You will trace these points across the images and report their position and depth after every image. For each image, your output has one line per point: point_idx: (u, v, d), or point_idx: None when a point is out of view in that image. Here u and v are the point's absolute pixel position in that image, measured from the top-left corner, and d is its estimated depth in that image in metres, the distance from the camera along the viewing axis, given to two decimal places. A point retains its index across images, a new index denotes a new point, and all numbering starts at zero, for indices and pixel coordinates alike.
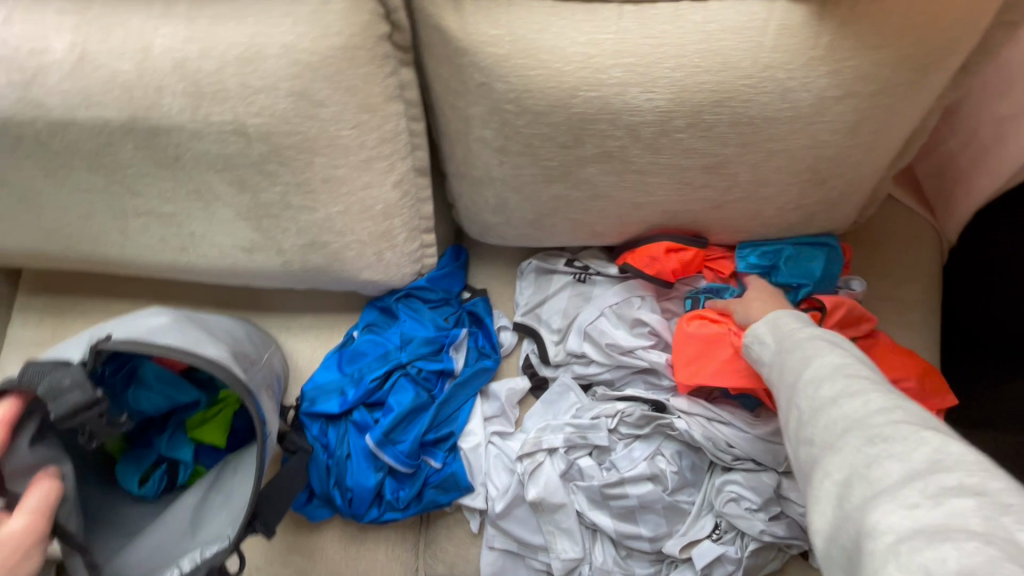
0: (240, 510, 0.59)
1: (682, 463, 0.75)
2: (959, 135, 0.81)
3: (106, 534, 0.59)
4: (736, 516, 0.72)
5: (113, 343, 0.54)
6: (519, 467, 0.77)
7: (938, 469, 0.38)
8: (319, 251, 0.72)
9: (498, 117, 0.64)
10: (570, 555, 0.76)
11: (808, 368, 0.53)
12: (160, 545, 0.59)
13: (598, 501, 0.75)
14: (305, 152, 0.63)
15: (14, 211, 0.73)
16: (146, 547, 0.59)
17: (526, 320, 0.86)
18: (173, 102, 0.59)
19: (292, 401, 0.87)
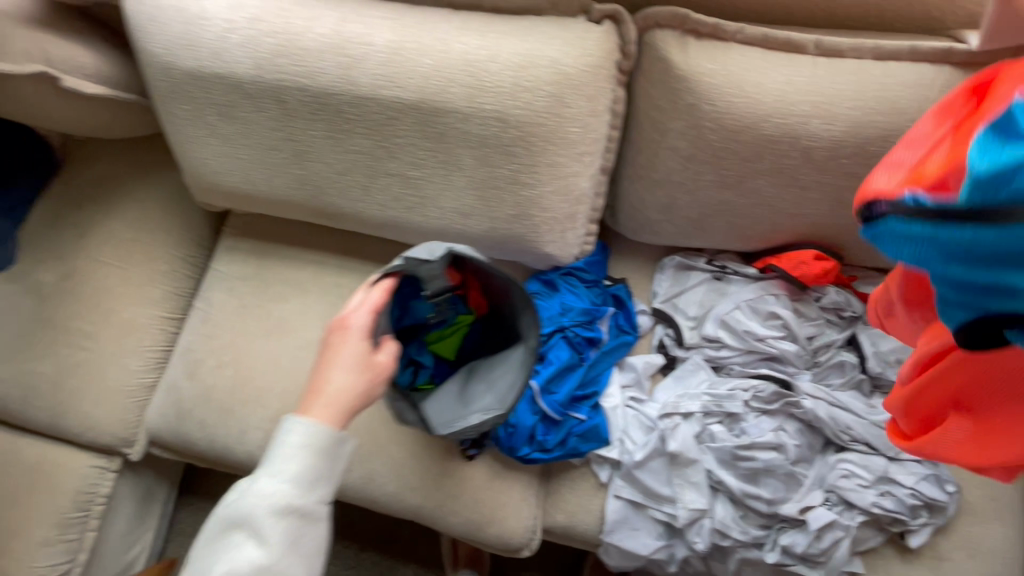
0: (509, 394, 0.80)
1: (802, 439, 0.88)
2: None
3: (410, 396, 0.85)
4: (848, 488, 0.85)
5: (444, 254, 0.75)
6: (659, 425, 0.91)
7: None
8: (522, 222, 0.89)
9: (695, 131, 0.80)
10: (695, 507, 0.89)
11: None
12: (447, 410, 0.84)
13: (727, 461, 0.88)
14: (543, 141, 0.80)
15: (285, 162, 0.92)
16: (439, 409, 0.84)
17: (663, 307, 1.01)
18: (456, 91, 0.77)
19: None
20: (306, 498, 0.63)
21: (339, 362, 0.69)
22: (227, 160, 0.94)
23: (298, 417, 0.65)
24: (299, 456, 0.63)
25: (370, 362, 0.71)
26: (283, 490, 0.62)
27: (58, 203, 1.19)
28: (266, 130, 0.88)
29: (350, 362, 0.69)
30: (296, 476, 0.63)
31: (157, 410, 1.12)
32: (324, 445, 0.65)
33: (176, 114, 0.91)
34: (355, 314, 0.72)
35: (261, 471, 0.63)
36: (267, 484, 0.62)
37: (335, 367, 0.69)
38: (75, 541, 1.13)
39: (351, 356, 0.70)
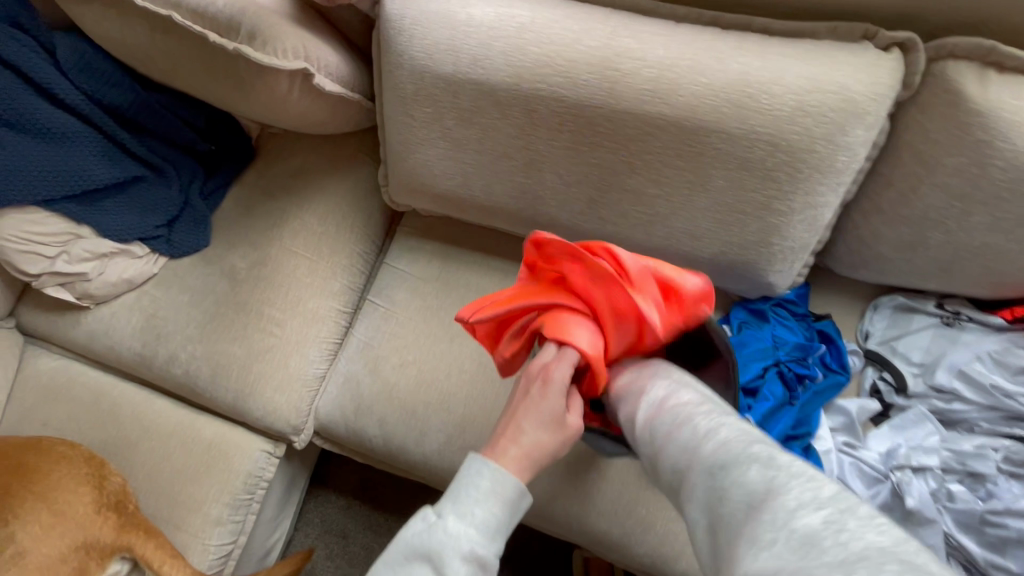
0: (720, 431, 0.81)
1: None
2: None
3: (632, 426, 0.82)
4: None
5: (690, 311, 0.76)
6: (891, 477, 0.85)
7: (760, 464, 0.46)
8: (760, 249, 0.85)
9: (978, 169, 0.75)
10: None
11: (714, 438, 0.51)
12: None
13: (969, 525, 0.82)
14: (812, 168, 0.76)
15: (513, 170, 0.92)
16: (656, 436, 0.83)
17: (879, 349, 0.95)
18: (728, 111, 0.75)
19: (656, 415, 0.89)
20: (490, 551, 0.55)
21: (527, 414, 0.64)
22: (449, 164, 0.96)
23: (481, 460, 0.60)
24: (486, 504, 0.57)
25: (561, 422, 0.65)
26: (469, 535, 0.55)
27: (252, 192, 1.25)
28: (503, 138, 0.89)
29: (543, 418, 0.64)
30: (482, 523, 0.56)
31: (332, 401, 1.13)
32: (509, 496, 0.58)
33: (412, 116, 0.93)
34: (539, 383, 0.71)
35: (442, 511, 0.57)
36: (454, 526, 0.55)
37: (526, 419, 0.64)
38: (239, 523, 1.13)
39: (533, 411, 0.64)
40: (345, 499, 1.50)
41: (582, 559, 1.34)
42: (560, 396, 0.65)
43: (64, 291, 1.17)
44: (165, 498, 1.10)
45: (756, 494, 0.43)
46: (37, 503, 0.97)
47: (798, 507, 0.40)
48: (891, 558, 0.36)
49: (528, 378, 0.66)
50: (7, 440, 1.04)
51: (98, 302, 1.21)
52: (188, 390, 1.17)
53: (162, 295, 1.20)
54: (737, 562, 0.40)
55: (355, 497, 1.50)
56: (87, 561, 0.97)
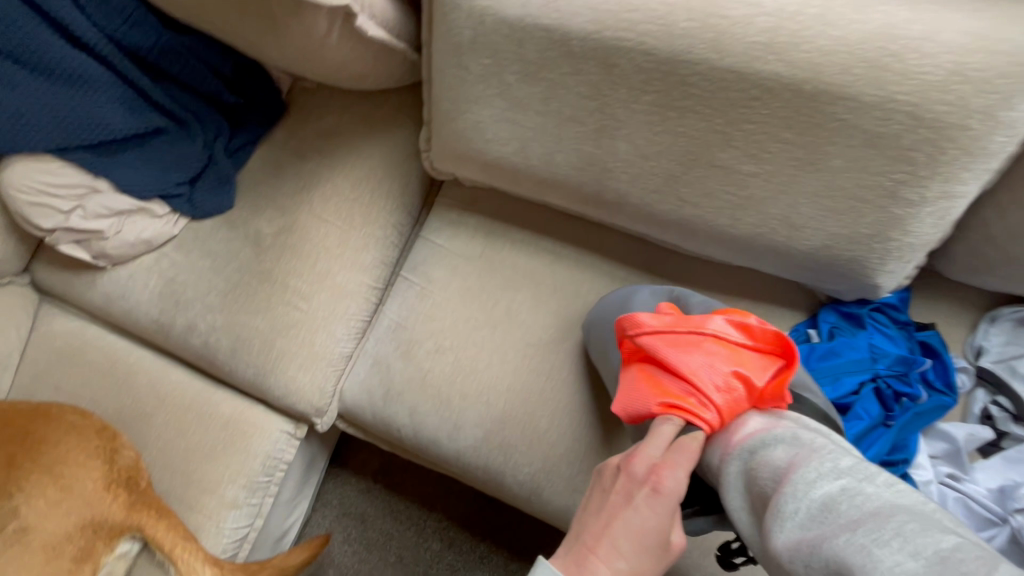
0: None
1: None
2: None
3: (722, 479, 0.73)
4: None
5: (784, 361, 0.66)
6: (1010, 521, 0.73)
7: (834, 454, 0.49)
8: (874, 245, 0.72)
9: None
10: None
11: (795, 432, 0.54)
12: None
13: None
14: (959, 149, 0.62)
15: (581, 136, 0.79)
16: None
17: (994, 369, 0.82)
18: (863, 73, 0.61)
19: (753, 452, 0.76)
20: None
21: (623, 530, 0.52)
22: (506, 126, 0.83)
23: None
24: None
25: (664, 546, 0.53)
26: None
27: (281, 152, 1.14)
28: (573, 98, 0.76)
29: (645, 539, 0.52)
30: None
31: (359, 384, 1.04)
32: None
33: (467, 68, 0.80)
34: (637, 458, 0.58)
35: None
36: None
37: (624, 540, 0.52)
38: (256, 506, 1.06)
39: (632, 529, 0.52)
40: (365, 483, 1.43)
41: None
42: (669, 512, 0.53)
43: (79, 249, 1.09)
44: (179, 476, 1.04)
45: (778, 473, 0.50)
46: (44, 476, 0.91)
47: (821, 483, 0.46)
48: (905, 515, 0.41)
49: (636, 483, 0.54)
50: (17, 405, 0.97)
51: (115, 263, 1.13)
52: (206, 363, 1.09)
53: (182, 259, 1.11)
54: (771, 531, 0.47)
55: (376, 481, 1.43)
56: (95, 540, 0.91)
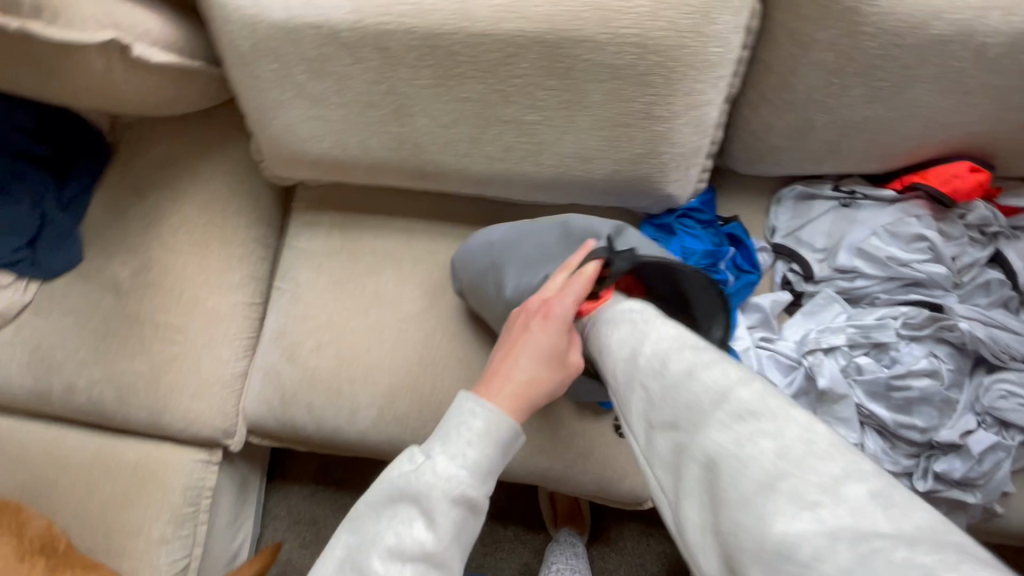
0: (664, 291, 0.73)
1: (955, 363, 0.84)
2: None
3: None
4: (1007, 409, 0.82)
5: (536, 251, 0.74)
6: (804, 362, 0.88)
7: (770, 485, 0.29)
8: (650, 160, 0.83)
9: (848, 39, 0.73)
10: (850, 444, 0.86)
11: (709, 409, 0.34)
12: None
13: (878, 393, 0.85)
14: (684, 65, 0.73)
15: (384, 119, 0.84)
16: None
17: (785, 242, 0.97)
18: (591, 16, 0.70)
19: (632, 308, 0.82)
20: (479, 496, 0.55)
21: (527, 350, 0.63)
22: (315, 124, 0.87)
23: (477, 398, 0.58)
24: (479, 444, 0.56)
25: (563, 361, 0.63)
26: (461, 479, 0.54)
27: (119, 192, 1.12)
28: (364, 85, 0.81)
29: (542, 355, 0.63)
30: (474, 464, 0.55)
31: (256, 397, 1.07)
32: (504, 440, 0.57)
33: (259, 76, 0.83)
34: (565, 299, 0.65)
35: (428, 450, 0.56)
36: (445, 465, 0.54)
37: (525, 353, 0.63)
38: (189, 537, 1.09)
39: (532, 347, 0.63)
40: (308, 488, 1.48)
41: (549, 494, 1.38)
42: (563, 331, 0.64)
43: None
44: (100, 529, 1.05)
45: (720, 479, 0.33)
46: None
47: (797, 446, 0.30)
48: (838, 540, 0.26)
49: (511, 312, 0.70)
50: None
51: None
52: (97, 417, 1.08)
53: (44, 322, 1.09)
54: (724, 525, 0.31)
55: (318, 483, 1.48)
56: None
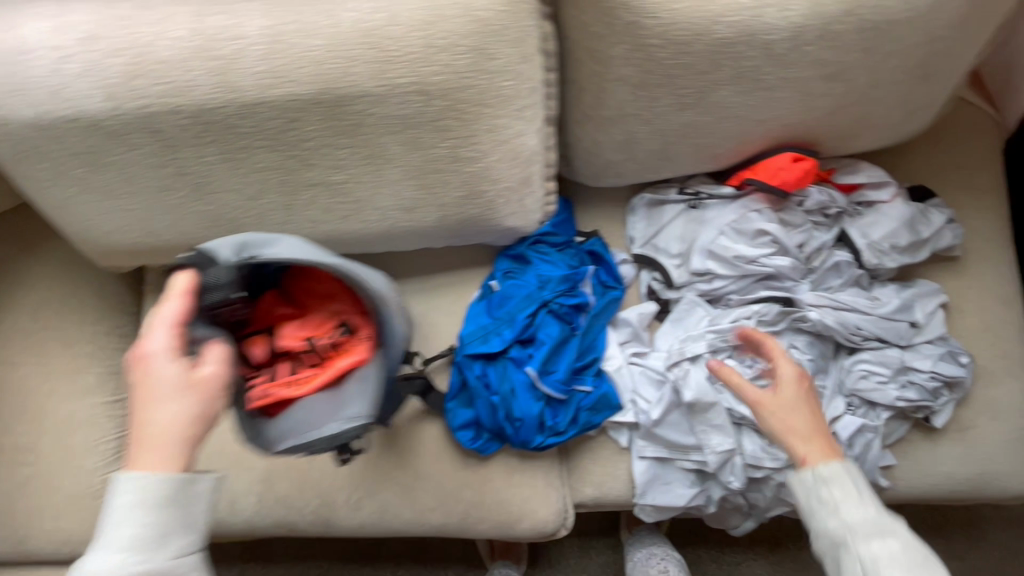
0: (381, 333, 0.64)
1: (814, 352, 0.84)
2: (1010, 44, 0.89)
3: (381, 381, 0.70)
4: (868, 389, 0.83)
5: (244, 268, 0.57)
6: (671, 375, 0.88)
7: None
8: (475, 201, 0.79)
9: (640, 53, 0.70)
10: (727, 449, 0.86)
11: None
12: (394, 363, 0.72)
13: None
14: (476, 105, 0.69)
15: (186, 201, 0.78)
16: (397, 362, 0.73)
17: (644, 251, 0.95)
18: (362, 71, 0.65)
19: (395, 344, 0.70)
20: (147, 567, 0.51)
21: (148, 396, 0.53)
22: (114, 216, 0.80)
23: (122, 474, 0.52)
24: (127, 520, 0.51)
25: (190, 382, 0.54)
26: (113, 565, 0.50)
27: None
28: (151, 171, 0.74)
29: (165, 391, 0.53)
30: (130, 540, 0.51)
31: None
32: (164, 495, 0.52)
33: (34, 176, 0.75)
34: (149, 336, 0.54)
35: (91, 546, 0.51)
36: (98, 560, 0.50)
37: (148, 404, 0.53)
38: None
39: (155, 391, 0.53)
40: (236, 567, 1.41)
41: None
42: (174, 356, 0.54)
43: None
44: None
45: None
46: None
47: None
48: None
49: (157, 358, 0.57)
50: None
51: None
52: None
53: None
54: None
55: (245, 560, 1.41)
56: None
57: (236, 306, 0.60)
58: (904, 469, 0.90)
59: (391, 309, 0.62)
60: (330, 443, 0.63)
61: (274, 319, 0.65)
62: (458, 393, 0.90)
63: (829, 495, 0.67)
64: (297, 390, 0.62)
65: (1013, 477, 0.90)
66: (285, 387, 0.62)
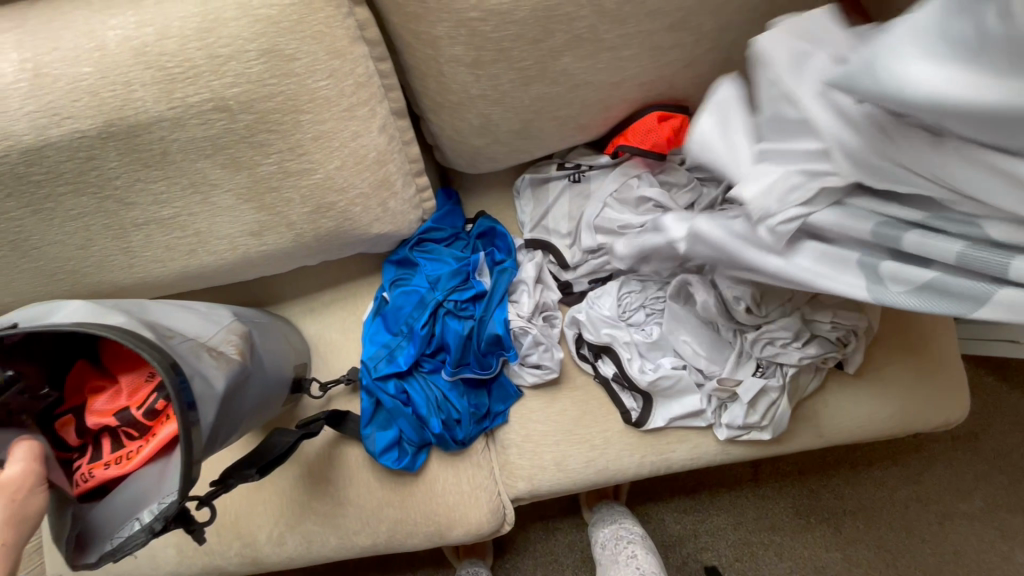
0: (202, 384, 0.52)
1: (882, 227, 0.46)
2: None
3: (227, 426, 0.59)
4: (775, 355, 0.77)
5: (21, 330, 0.50)
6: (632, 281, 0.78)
7: None
8: (327, 214, 0.73)
9: (465, 29, 0.64)
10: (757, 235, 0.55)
11: None
12: (244, 403, 0.62)
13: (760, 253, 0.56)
14: (290, 114, 0.62)
15: (8, 261, 0.70)
16: (245, 405, 0.62)
17: (535, 235, 0.89)
18: (146, 94, 0.58)
19: (241, 387, 0.60)
20: None
21: None
22: None
23: None
24: None
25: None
26: None
27: None
28: None
29: None
30: None
31: None
32: None
33: None
34: None
35: None
36: None
37: None
38: None
39: None
40: None
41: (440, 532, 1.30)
42: None
43: None
44: None
45: None
46: None
47: None
48: None
49: None
50: None
51: None
52: None
53: None
54: None
55: None
56: None
57: (36, 391, 0.57)
58: (831, 417, 0.87)
59: (200, 364, 0.53)
60: (150, 528, 0.51)
61: (86, 395, 0.60)
62: (374, 416, 0.84)
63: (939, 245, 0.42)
64: (119, 468, 0.57)
65: (938, 405, 0.87)
66: (108, 465, 0.57)
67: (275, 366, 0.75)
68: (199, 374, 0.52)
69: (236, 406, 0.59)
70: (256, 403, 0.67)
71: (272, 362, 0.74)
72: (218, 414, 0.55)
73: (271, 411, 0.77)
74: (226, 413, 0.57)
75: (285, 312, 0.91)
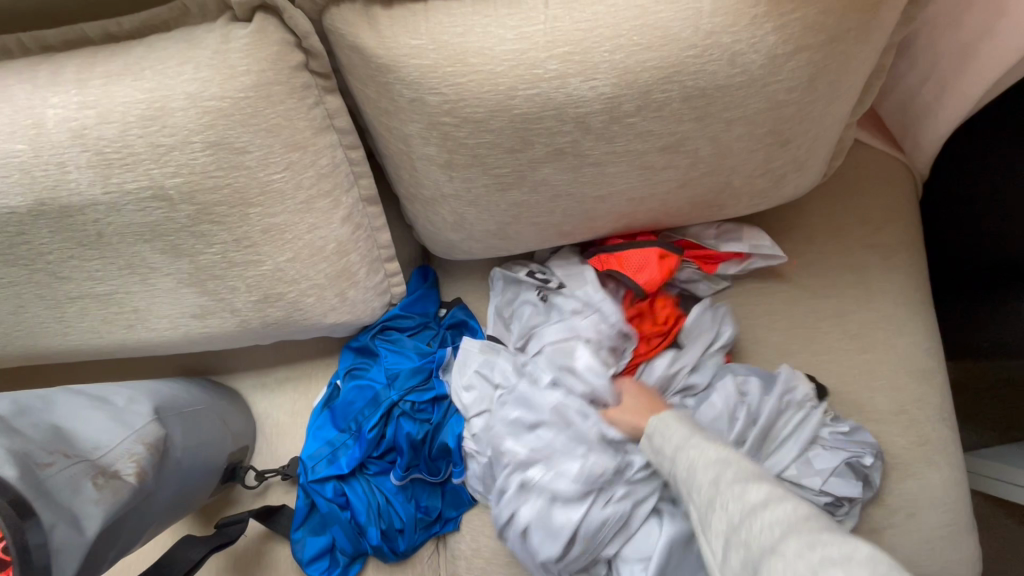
0: (63, 534, 0.44)
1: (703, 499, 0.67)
2: (904, 83, 0.75)
3: (106, 559, 0.50)
4: None
5: None
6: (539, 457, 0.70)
7: None
8: (276, 303, 0.67)
9: (437, 131, 0.59)
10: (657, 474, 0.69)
11: None
12: (133, 528, 0.53)
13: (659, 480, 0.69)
14: (238, 206, 0.58)
15: None
16: (136, 528, 0.54)
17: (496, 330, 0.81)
18: (81, 176, 0.54)
19: (128, 516, 0.51)
20: None
21: None
22: None
23: None
24: None
25: None
26: None
27: None
28: None
29: None
30: None
31: None
32: None
33: None
34: None
35: None
36: None
37: None
38: None
39: None
40: None
41: None
42: None
43: None
44: None
45: None
46: None
47: None
48: None
49: None
50: None
51: None
52: None
53: None
54: None
55: None
56: None
57: None
58: None
59: (71, 502, 0.46)
60: None
61: None
62: (307, 519, 0.77)
63: (659, 441, 0.60)
64: None
65: None
66: None
67: (206, 459, 0.66)
68: (64, 521, 0.44)
69: (120, 535, 0.51)
70: (162, 513, 0.59)
71: (201, 456, 0.65)
72: (85, 559, 0.46)
73: (198, 503, 0.68)
74: (103, 550, 0.49)
75: (235, 385, 0.85)
